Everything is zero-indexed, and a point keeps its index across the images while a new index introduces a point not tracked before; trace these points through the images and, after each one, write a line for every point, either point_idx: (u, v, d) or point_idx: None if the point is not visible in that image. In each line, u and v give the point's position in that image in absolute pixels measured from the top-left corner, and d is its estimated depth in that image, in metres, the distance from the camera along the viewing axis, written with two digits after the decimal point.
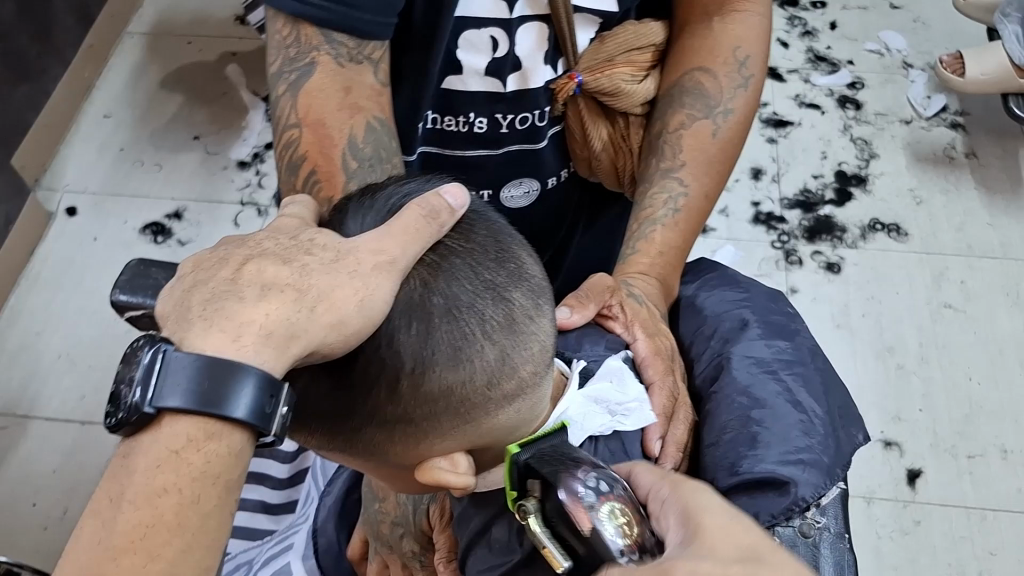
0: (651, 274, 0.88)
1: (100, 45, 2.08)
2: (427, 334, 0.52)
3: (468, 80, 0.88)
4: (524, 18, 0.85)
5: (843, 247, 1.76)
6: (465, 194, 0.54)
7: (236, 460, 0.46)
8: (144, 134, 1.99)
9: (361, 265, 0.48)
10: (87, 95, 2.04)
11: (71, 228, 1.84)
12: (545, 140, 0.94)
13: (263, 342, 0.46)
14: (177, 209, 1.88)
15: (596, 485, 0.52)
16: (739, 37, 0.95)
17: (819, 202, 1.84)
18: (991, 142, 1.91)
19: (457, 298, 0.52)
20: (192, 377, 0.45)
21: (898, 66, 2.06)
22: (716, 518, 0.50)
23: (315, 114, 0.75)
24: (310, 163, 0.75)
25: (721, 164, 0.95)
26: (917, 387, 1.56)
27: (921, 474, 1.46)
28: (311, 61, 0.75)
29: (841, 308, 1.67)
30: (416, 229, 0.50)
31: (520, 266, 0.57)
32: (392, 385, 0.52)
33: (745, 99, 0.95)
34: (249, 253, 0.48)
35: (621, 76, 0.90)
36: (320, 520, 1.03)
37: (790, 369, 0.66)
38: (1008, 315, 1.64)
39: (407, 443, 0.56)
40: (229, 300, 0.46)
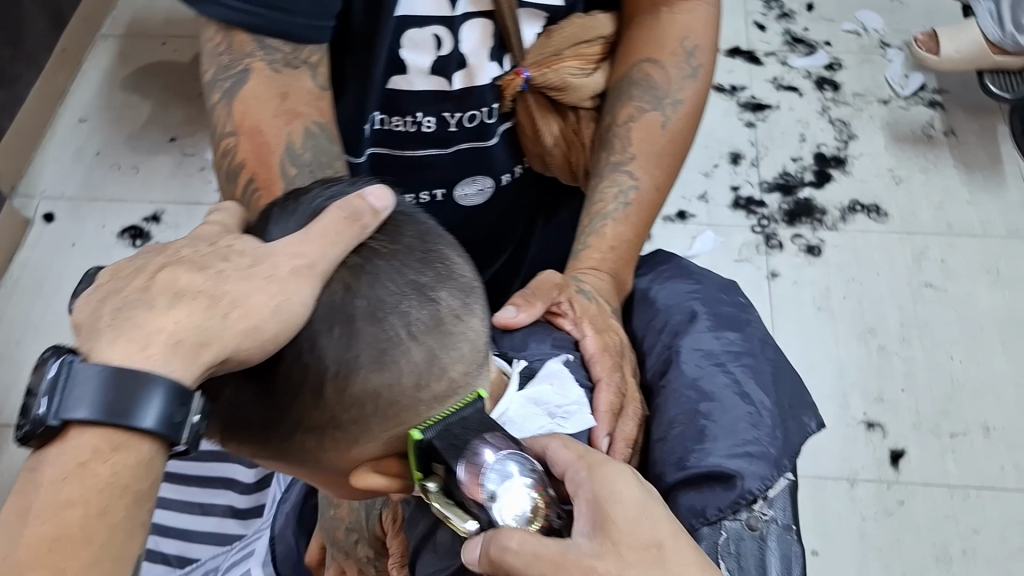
0: (603, 269, 0.91)
1: (74, 49, 2.07)
2: (349, 337, 0.52)
3: (414, 80, 0.89)
4: (467, 15, 0.86)
5: (823, 229, 1.76)
6: (388, 195, 0.55)
7: (146, 467, 0.49)
8: (120, 137, 1.98)
9: (278, 270, 0.50)
10: (61, 100, 2.03)
11: (49, 234, 1.83)
12: (495, 136, 0.96)
13: (171, 351, 0.48)
14: (155, 212, 1.87)
15: (504, 466, 0.53)
16: (688, 27, 0.98)
17: (798, 185, 1.83)
18: (970, 118, 1.91)
19: (380, 299, 0.52)
20: (99, 390, 0.48)
21: (876, 45, 2.06)
22: (624, 511, 0.55)
23: (251, 120, 0.77)
24: (248, 170, 0.76)
25: (673, 156, 0.98)
26: (900, 367, 1.56)
27: (904, 455, 1.46)
28: (244, 69, 0.77)
29: (822, 290, 1.67)
30: (336, 232, 0.52)
31: (450, 267, 0.57)
32: (318, 389, 0.53)
33: (694, 90, 0.98)
34: (163, 262, 0.51)
35: (569, 70, 0.91)
36: (278, 529, 1.03)
37: (739, 361, 0.70)
38: (989, 293, 1.65)
39: (340, 447, 0.57)
40: (139, 309, 0.49)
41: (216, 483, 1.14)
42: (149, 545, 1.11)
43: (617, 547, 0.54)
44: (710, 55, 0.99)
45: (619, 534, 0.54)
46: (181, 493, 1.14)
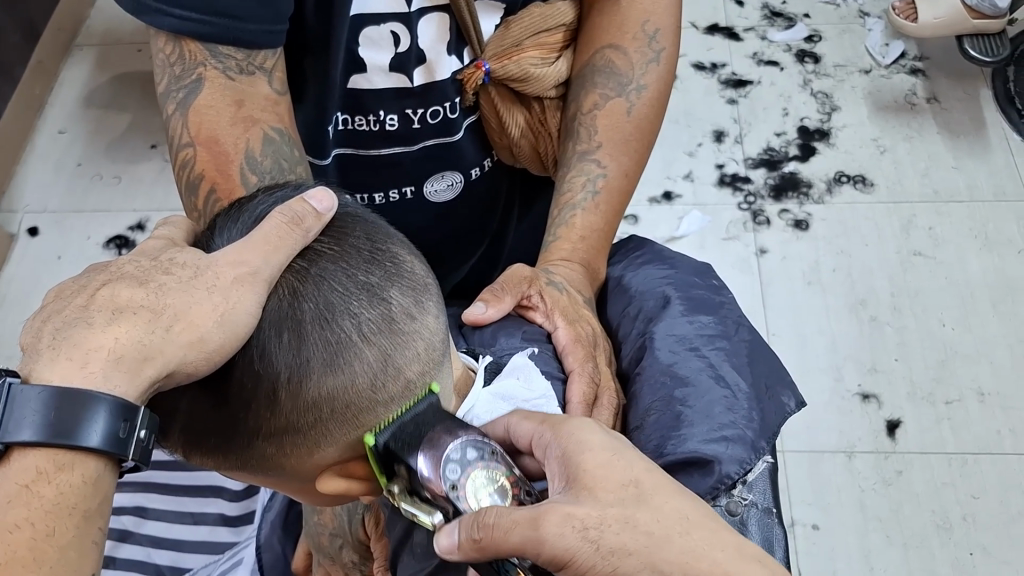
0: (574, 260, 0.91)
1: (48, 61, 2.05)
2: (299, 341, 0.52)
3: (374, 78, 0.88)
4: (423, 11, 0.86)
5: (810, 203, 1.75)
6: (330, 198, 0.56)
7: (93, 486, 0.49)
8: (100, 147, 1.97)
9: (220, 280, 0.50)
10: (39, 113, 2.01)
11: (34, 248, 1.83)
12: (460, 131, 0.95)
13: (113, 366, 0.48)
14: (139, 220, 1.86)
15: (462, 456, 0.51)
16: (650, 11, 0.98)
17: (783, 159, 1.82)
18: (952, 84, 1.89)
19: (329, 302, 0.53)
20: (41, 410, 0.47)
21: (855, 15, 2.04)
22: (596, 459, 0.53)
23: (207, 131, 0.76)
24: (207, 180, 0.75)
25: (641, 142, 0.98)
26: (892, 336, 1.56)
27: (900, 425, 1.46)
28: (198, 77, 0.76)
29: (811, 263, 1.67)
30: (278, 237, 0.52)
31: (400, 265, 0.57)
32: (272, 395, 0.53)
33: (657, 74, 0.98)
34: (106, 279, 0.51)
35: (530, 61, 0.90)
36: (265, 536, 1.02)
37: (712, 344, 0.69)
38: (977, 258, 1.64)
39: (300, 455, 0.56)
40: (79, 326, 0.49)
41: (205, 491, 1.14)
42: (141, 556, 1.11)
43: (592, 492, 0.51)
44: (672, 37, 0.99)
45: (592, 479, 0.52)
46: (172, 503, 1.14)
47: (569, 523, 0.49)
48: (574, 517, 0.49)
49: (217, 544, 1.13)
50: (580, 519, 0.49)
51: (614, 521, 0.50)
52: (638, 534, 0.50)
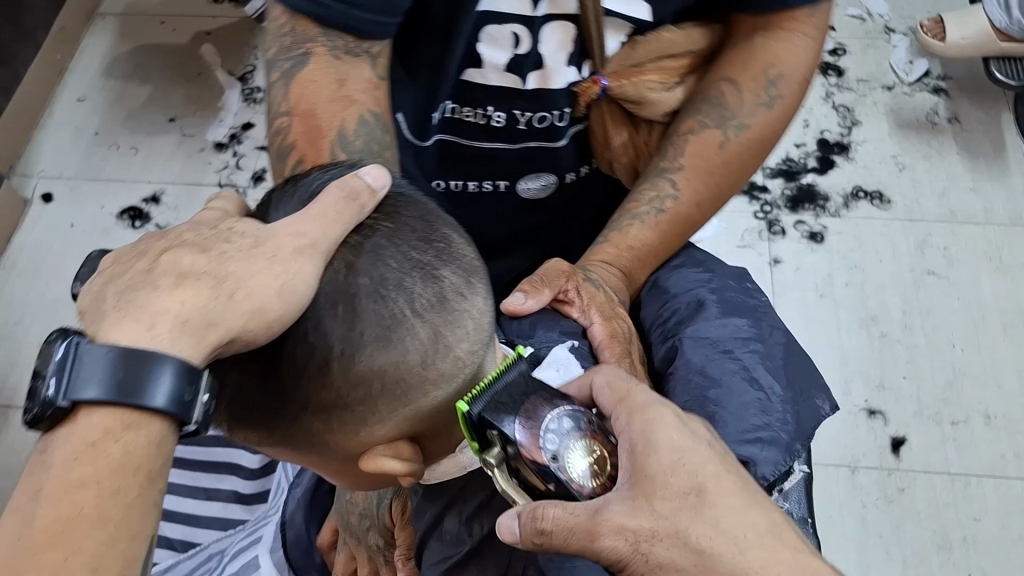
0: (617, 264, 0.91)
1: (71, 28, 2.05)
2: (353, 315, 0.52)
3: (488, 75, 0.89)
4: (550, 17, 0.85)
5: (826, 216, 1.75)
6: (386, 176, 0.56)
7: (156, 449, 0.49)
8: (119, 118, 1.97)
9: (280, 251, 0.50)
10: (60, 80, 2.01)
11: (48, 215, 1.82)
12: (564, 139, 0.95)
13: (179, 330, 0.48)
14: (154, 192, 1.86)
15: (560, 425, 0.54)
16: (781, 57, 0.91)
17: (802, 170, 1.83)
18: (974, 105, 1.89)
19: (383, 276, 0.53)
20: (108, 369, 0.47)
21: (880, 31, 2.04)
22: (663, 458, 0.54)
23: (306, 103, 0.76)
24: (298, 152, 0.74)
25: (724, 177, 0.94)
26: (901, 354, 1.56)
27: (905, 442, 1.46)
28: (306, 52, 0.77)
29: (825, 277, 1.66)
30: (336, 212, 0.52)
31: (450, 245, 0.57)
32: (322, 369, 0.53)
33: (764, 118, 0.93)
34: (167, 245, 0.52)
35: (648, 85, 0.90)
36: (289, 511, 1.02)
37: (747, 347, 0.71)
38: (991, 281, 1.64)
39: (345, 431, 0.57)
40: (144, 289, 0.50)
41: (220, 468, 1.14)
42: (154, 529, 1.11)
43: (650, 500, 0.53)
44: (795, 86, 0.93)
45: (656, 480, 0.53)
46: (186, 478, 1.13)
47: (623, 535, 0.52)
48: (627, 529, 0.52)
49: (229, 521, 1.14)
50: (633, 531, 0.52)
51: (665, 536, 0.53)
52: (688, 552, 0.53)
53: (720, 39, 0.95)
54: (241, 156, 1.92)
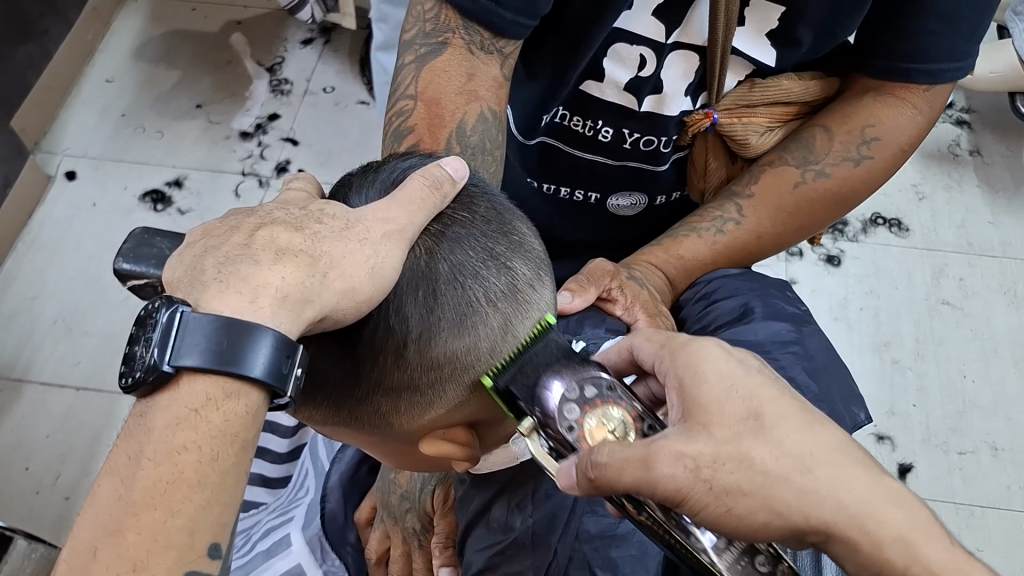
0: (662, 269, 0.92)
1: (103, 9, 2.07)
2: (433, 301, 0.55)
3: (606, 90, 0.89)
4: (677, 46, 0.86)
5: (844, 240, 1.76)
6: (463, 167, 0.59)
7: (253, 418, 0.50)
8: (147, 100, 1.98)
9: (371, 233, 0.52)
10: (89, 60, 2.03)
11: (71, 192, 1.84)
12: (666, 163, 0.96)
13: (280, 304, 0.50)
14: (178, 177, 1.87)
15: (581, 394, 0.53)
16: (882, 120, 0.91)
17: None
18: (996, 140, 1.90)
19: (461, 265, 0.56)
20: (209, 338, 0.48)
21: None
22: (712, 390, 0.52)
23: (433, 91, 0.78)
24: (415, 136, 0.77)
25: (792, 219, 0.95)
26: (912, 382, 1.57)
27: (912, 469, 1.47)
28: (443, 42, 0.77)
29: (840, 300, 1.68)
30: (422, 199, 0.55)
31: (521, 240, 0.61)
32: (399, 352, 0.56)
33: (846, 173, 0.93)
34: (260, 222, 0.53)
35: (754, 127, 0.93)
36: (327, 487, 1.01)
37: (787, 348, 0.76)
38: (1005, 314, 1.65)
39: (412, 415, 0.60)
40: (244, 262, 0.50)
41: None
42: None
43: (708, 430, 0.51)
44: (888, 153, 0.93)
45: (708, 416, 0.52)
46: None
47: (681, 462, 0.50)
48: (686, 456, 0.50)
49: (251, 502, 1.10)
50: (692, 458, 0.50)
51: (727, 460, 0.51)
52: (754, 475, 0.50)
53: (835, 93, 0.96)
54: (266, 146, 1.94)
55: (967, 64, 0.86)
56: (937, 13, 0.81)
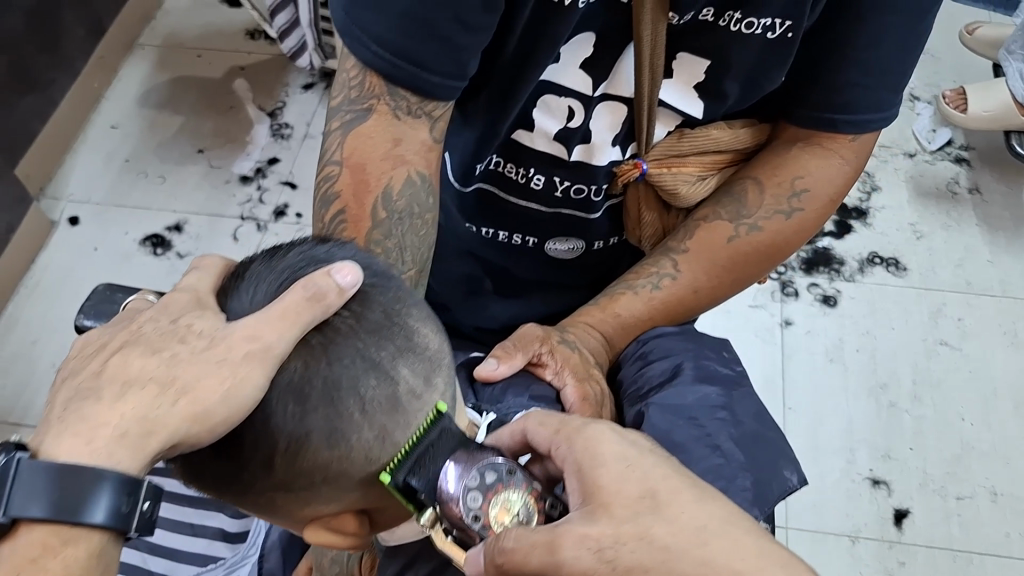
0: (598, 330, 0.92)
1: (110, 55, 2.10)
2: (304, 418, 0.54)
3: (536, 140, 0.88)
4: (605, 97, 0.85)
5: (840, 280, 1.75)
6: (356, 272, 0.56)
7: (94, 559, 0.54)
8: (150, 146, 2.01)
9: (233, 352, 0.53)
10: (95, 106, 2.06)
11: (73, 238, 1.86)
12: (598, 211, 0.95)
13: (117, 443, 0.53)
14: (178, 222, 1.90)
15: (483, 481, 0.55)
16: (809, 170, 0.93)
17: (818, 234, 1.82)
18: (995, 178, 1.89)
19: (336, 379, 0.54)
20: (47, 486, 0.53)
21: (905, 97, 2.03)
22: (609, 473, 0.57)
23: (359, 157, 0.77)
24: (341, 203, 0.78)
25: (728, 274, 0.95)
26: (908, 425, 1.54)
27: (908, 515, 1.44)
28: (367, 108, 0.76)
29: (836, 341, 1.66)
30: (296, 312, 0.53)
31: (413, 342, 0.58)
32: (269, 459, 0.55)
33: (779, 226, 0.95)
34: (124, 341, 0.55)
35: (685, 177, 0.91)
36: (267, 545, 1.04)
37: (716, 413, 0.77)
38: (1005, 356, 1.63)
39: (291, 506, 0.60)
40: (88, 401, 0.54)
41: (207, 506, 1.13)
42: (137, 561, 1.11)
43: (608, 511, 0.55)
44: (818, 204, 0.95)
45: (608, 495, 0.56)
46: (172, 511, 1.13)
47: (585, 544, 0.54)
48: (589, 538, 0.54)
49: (212, 557, 1.12)
50: (594, 540, 0.54)
51: (628, 538, 0.54)
52: (655, 551, 0.54)
53: (766, 140, 0.96)
54: (266, 190, 1.96)
55: (891, 113, 0.89)
56: (860, 64, 0.83)
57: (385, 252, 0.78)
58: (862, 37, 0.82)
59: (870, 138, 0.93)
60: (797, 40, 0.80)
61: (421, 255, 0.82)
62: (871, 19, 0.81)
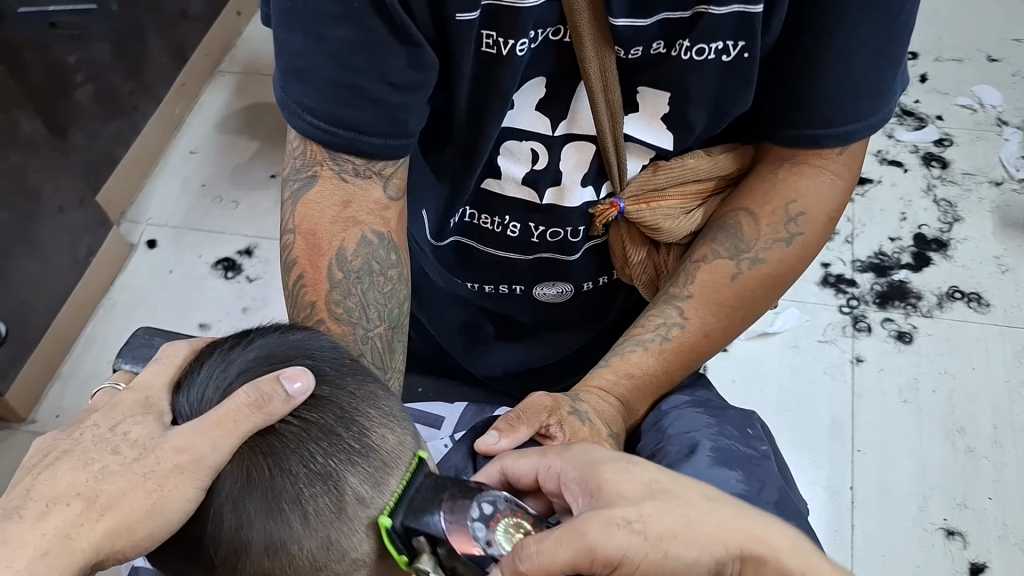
0: (612, 392, 0.85)
1: (191, 82, 2.16)
2: (240, 528, 0.50)
3: (506, 186, 0.85)
4: (569, 138, 0.80)
5: (917, 316, 1.66)
6: (308, 377, 0.52)
7: None
8: (225, 171, 2.06)
9: (161, 464, 0.51)
10: (176, 131, 2.12)
11: (150, 260, 1.91)
12: (579, 252, 0.91)
13: (38, 560, 0.52)
14: (249, 245, 1.94)
15: (484, 510, 0.53)
16: (802, 192, 0.85)
17: (894, 266, 1.73)
18: None
19: (276, 488, 0.50)
20: None
21: (992, 122, 1.93)
22: (609, 468, 0.58)
23: (310, 223, 0.77)
24: (299, 269, 0.77)
25: (737, 311, 0.88)
26: (988, 471, 1.45)
27: (985, 570, 1.35)
28: (312, 175, 0.76)
29: (910, 380, 1.57)
30: (233, 422, 0.49)
31: (367, 445, 0.53)
32: (212, 562, 0.52)
33: (780, 255, 0.87)
34: (61, 449, 0.54)
35: (666, 211, 0.85)
36: None
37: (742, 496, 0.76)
38: None
39: None
40: (10, 521, 0.53)
41: None
42: None
43: (618, 491, 0.56)
44: (817, 227, 0.87)
45: (614, 485, 0.57)
46: None
47: (613, 523, 0.54)
48: (615, 517, 0.54)
49: None
50: (621, 516, 0.54)
51: (651, 510, 0.55)
52: (677, 516, 0.56)
53: (751, 159, 0.88)
54: None
55: (880, 117, 0.78)
56: (832, 80, 0.74)
57: (347, 311, 0.77)
58: (831, 56, 0.72)
59: (858, 148, 0.83)
60: (757, 60, 0.71)
61: (389, 311, 0.80)
62: (839, 34, 0.71)
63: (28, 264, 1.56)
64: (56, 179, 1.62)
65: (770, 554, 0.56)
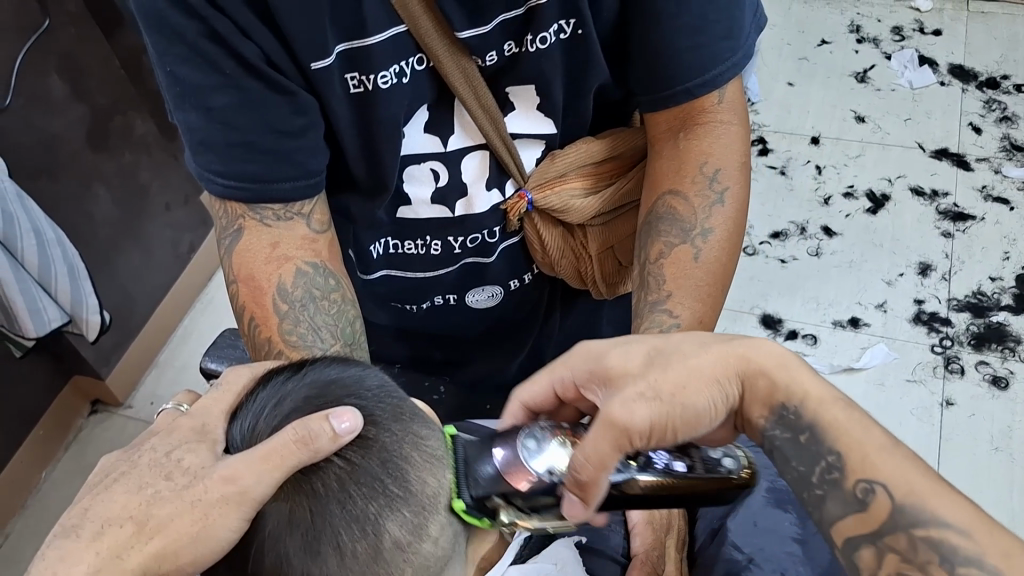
0: None
1: None
2: (281, 563, 0.53)
3: (419, 209, 0.88)
4: (468, 148, 0.85)
5: (1014, 360, 1.59)
6: (355, 415, 0.53)
7: None
8: None
9: (208, 494, 0.53)
10: None
11: None
12: (495, 254, 0.93)
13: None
14: None
15: (532, 443, 0.59)
16: (710, 150, 0.87)
17: (993, 307, 1.66)
18: None
19: (316, 531, 0.52)
20: None
21: None
22: (614, 353, 0.64)
23: (247, 269, 0.83)
24: (248, 312, 0.83)
25: (718, 287, 0.87)
26: None
27: None
28: (239, 228, 0.82)
29: (1004, 427, 1.50)
30: (280, 456, 0.51)
31: (407, 490, 0.54)
32: None
33: (724, 217, 0.88)
34: (117, 474, 0.58)
35: (572, 193, 0.86)
36: None
37: None
38: None
39: None
40: (68, 538, 0.56)
41: None
42: None
43: (625, 374, 0.62)
44: (735, 172, 0.88)
45: (619, 370, 0.63)
46: None
47: (642, 396, 0.60)
48: (629, 398, 0.59)
49: None
50: (641, 393, 0.60)
51: (661, 381, 0.61)
52: (681, 372, 0.61)
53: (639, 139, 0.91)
54: None
55: (735, 36, 0.80)
56: (672, 33, 0.78)
57: (300, 337, 0.82)
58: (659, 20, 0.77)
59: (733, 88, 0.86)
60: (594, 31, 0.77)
61: (341, 329, 0.85)
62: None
63: (131, 257, 1.64)
64: (165, 176, 1.69)
65: (760, 369, 0.62)
